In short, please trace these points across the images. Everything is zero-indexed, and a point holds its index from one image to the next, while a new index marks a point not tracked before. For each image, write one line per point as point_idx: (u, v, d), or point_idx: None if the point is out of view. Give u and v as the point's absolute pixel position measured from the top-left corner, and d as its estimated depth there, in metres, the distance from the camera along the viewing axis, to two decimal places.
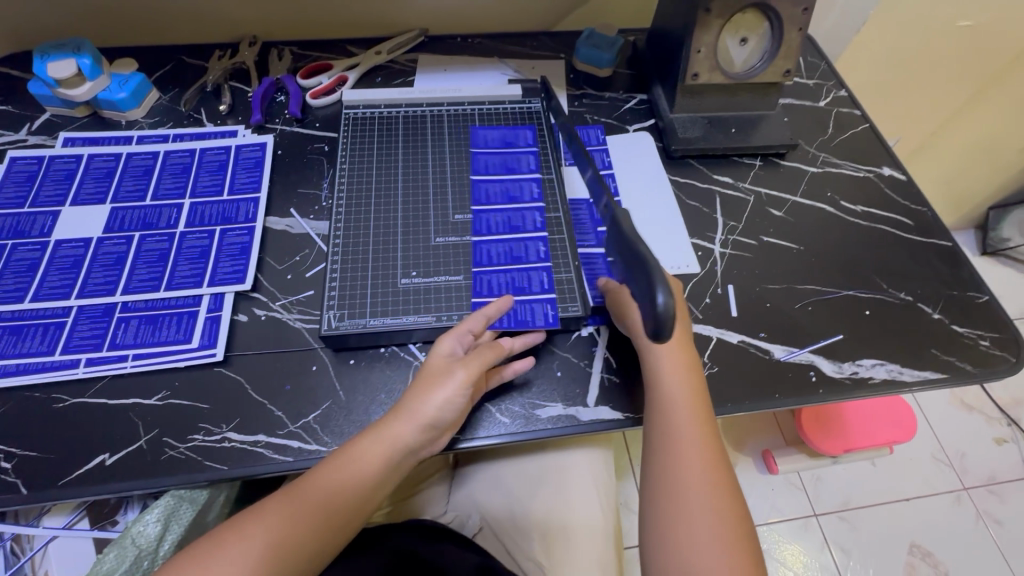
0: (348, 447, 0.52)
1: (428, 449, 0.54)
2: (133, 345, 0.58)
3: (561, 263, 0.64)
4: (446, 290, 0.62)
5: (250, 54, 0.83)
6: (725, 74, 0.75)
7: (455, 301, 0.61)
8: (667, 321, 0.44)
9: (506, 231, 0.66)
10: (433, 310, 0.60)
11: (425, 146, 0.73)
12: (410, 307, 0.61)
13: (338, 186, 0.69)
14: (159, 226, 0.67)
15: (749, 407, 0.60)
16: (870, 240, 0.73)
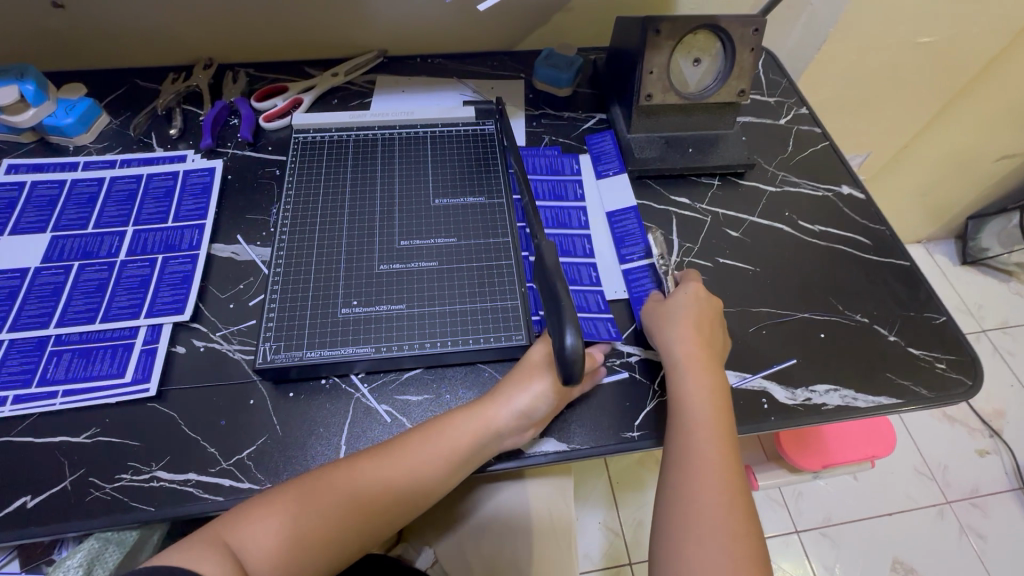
0: (424, 445, 0.53)
1: (515, 440, 0.55)
2: (64, 381, 0.57)
3: (505, 289, 0.63)
4: (388, 320, 0.61)
5: (204, 76, 0.83)
6: (679, 95, 0.74)
7: (397, 329, 0.60)
8: (574, 364, 0.44)
9: (452, 257, 0.66)
10: (372, 341, 0.59)
11: (376, 171, 0.73)
12: (349, 338, 0.59)
13: (284, 213, 0.68)
14: (100, 255, 0.65)
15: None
16: (827, 261, 0.72)
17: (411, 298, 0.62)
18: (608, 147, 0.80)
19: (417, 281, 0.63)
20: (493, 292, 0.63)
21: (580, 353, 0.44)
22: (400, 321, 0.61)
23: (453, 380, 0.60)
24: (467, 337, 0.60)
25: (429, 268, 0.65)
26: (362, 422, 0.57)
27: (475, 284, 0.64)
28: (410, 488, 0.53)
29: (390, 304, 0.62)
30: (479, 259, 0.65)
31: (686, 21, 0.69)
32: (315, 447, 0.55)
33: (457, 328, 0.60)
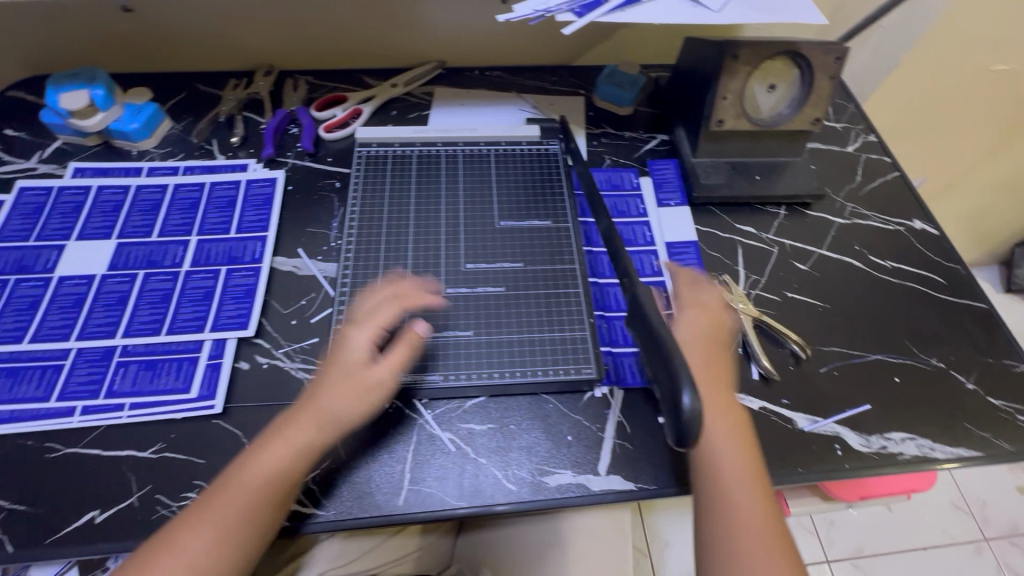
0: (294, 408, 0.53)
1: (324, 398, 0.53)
2: (131, 393, 0.56)
3: (575, 320, 0.62)
4: (455, 346, 0.60)
5: (265, 84, 0.82)
6: (751, 121, 0.72)
7: (465, 357, 0.59)
8: (694, 426, 0.44)
9: (517, 282, 0.65)
10: (439, 369, 0.58)
11: (440, 189, 0.72)
12: (414, 363, 0.59)
13: (348, 230, 0.68)
14: (165, 264, 0.65)
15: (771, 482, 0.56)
16: (899, 300, 0.70)
17: (479, 325, 0.61)
18: (670, 173, 0.78)
19: (483, 307, 0.63)
20: (560, 322, 0.62)
21: (700, 414, 0.45)
22: (465, 348, 0.60)
23: (518, 411, 0.59)
24: (536, 368, 0.59)
25: (495, 295, 0.64)
26: (425, 450, 0.56)
27: (542, 315, 0.62)
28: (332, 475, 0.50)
29: (456, 331, 0.61)
30: (546, 287, 0.64)
31: (766, 46, 0.66)
32: (378, 474, 0.54)
33: (528, 360, 0.60)
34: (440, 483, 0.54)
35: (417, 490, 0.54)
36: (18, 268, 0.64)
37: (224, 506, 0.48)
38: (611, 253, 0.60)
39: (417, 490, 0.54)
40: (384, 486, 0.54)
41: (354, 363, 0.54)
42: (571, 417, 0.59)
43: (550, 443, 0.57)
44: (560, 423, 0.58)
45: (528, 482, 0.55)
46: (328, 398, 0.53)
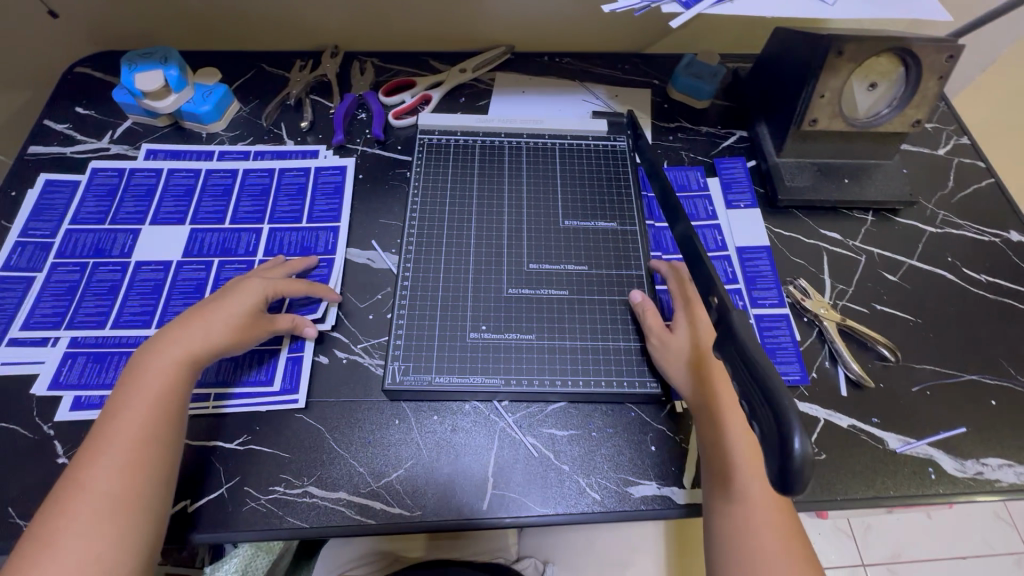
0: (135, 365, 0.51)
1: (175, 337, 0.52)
2: (215, 383, 0.56)
3: (638, 331, 0.60)
4: (517, 351, 0.58)
5: (332, 66, 0.81)
6: (847, 122, 0.68)
7: (530, 363, 0.58)
8: (803, 478, 0.30)
9: (593, 288, 0.62)
10: (502, 372, 0.57)
11: (501, 184, 0.69)
12: (477, 366, 0.57)
13: (411, 225, 0.66)
14: (239, 252, 0.65)
15: (861, 502, 0.55)
16: (994, 317, 0.66)
17: (541, 329, 0.60)
18: (740, 173, 0.75)
19: (540, 308, 0.61)
20: (624, 332, 0.60)
21: (813, 458, 0.31)
22: (524, 349, 0.58)
23: (599, 418, 0.57)
24: (609, 378, 0.58)
25: (552, 296, 0.62)
26: (508, 454, 0.55)
27: (607, 324, 0.60)
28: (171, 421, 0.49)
29: (519, 333, 0.59)
30: (609, 292, 0.62)
31: (875, 42, 0.62)
32: (461, 476, 0.54)
33: (591, 368, 0.58)
34: (523, 488, 0.54)
35: (500, 494, 0.53)
36: (96, 252, 0.64)
37: (114, 473, 0.45)
38: (690, 260, 0.51)
39: (500, 495, 0.53)
40: (468, 488, 0.54)
41: (233, 309, 0.54)
42: (654, 427, 0.57)
43: (633, 452, 0.56)
44: (643, 432, 0.57)
45: (613, 491, 0.54)
46: (191, 338, 0.52)
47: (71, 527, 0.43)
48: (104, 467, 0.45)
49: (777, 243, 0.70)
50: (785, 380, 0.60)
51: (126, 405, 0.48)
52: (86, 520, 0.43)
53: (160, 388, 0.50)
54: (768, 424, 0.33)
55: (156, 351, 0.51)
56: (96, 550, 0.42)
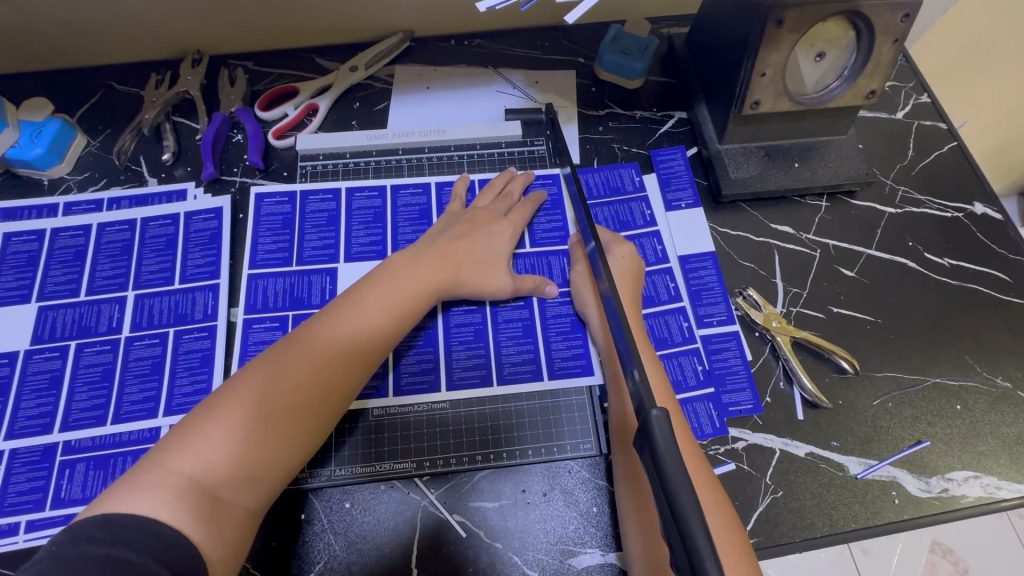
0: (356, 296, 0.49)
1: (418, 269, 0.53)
2: (82, 501, 0.48)
3: (570, 382, 0.55)
4: (449, 361, 0.55)
5: (194, 78, 0.67)
6: (793, 99, 0.59)
7: (462, 381, 0.54)
8: None
9: (516, 329, 0.56)
10: (413, 454, 0.51)
11: (401, 178, 0.63)
12: (387, 441, 0.52)
13: (308, 243, 0.59)
14: (99, 330, 0.55)
15: (825, 542, 0.50)
16: (958, 306, 0.61)
17: (465, 340, 0.56)
18: (680, 165, 0.66)
19: (462, 316, 0.57)
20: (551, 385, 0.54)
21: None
22: (453, 364, 0.55)
23: (533, 480, 0.51)
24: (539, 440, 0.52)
25: (470, 311, 0.57)
26: (432, 539, 0.49)
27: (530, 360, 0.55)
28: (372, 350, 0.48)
29: (435, 358, 0.55)
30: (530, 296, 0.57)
31: (819, 7, 0.51)
32: (380, 571, 0.48)
33: (516, 435, 0.53)
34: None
35: None
36: None
37: (298, 381, 0.44)
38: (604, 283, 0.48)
39: None
40: None
41: (496, 250, 0.57)
42: (594, 484, 0.51)
43: (573, 517, 0.50)
44: (583, 492, 0.51)
45: (552, 568, 0.48)
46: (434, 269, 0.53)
47: (212, 431, 0.40)
48: (255, 376, 0.43)
49: (722, 245, 0.63)
50: (738, 412, 0.54)
51: (352, 319, 0.47)
52: (233, 426, 0.41)
53: (405, 300, 0.50)
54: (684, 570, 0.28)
55: (398, 273, 0.51)
56: (240, 461, 0.40)
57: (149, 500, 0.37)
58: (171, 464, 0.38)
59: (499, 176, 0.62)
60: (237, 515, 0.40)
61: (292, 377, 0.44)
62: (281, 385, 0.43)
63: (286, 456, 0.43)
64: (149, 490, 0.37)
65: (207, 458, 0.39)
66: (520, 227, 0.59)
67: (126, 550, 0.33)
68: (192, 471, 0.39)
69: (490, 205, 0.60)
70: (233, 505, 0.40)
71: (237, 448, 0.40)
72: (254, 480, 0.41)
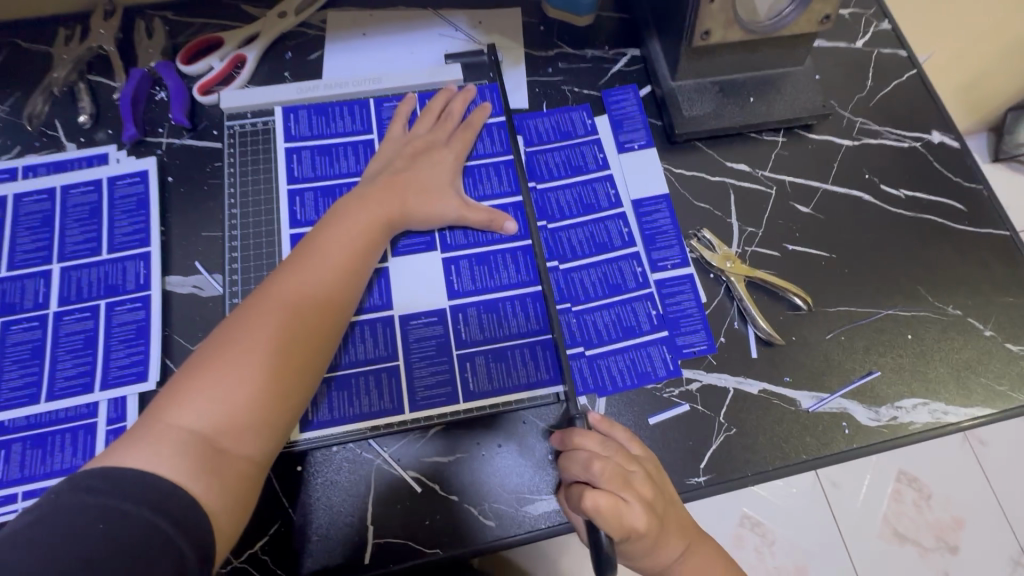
0: (318, 236, 0.49)
1: (377, 205, 0.52)
2: (21, 480, 0.47)
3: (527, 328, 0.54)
4: (402, 328, 0.53)
5: (106, 31, 0.62)
6: (745, 28, 0.55)
7: (413, 336, 0.52)
8: None
9: (464, 239, 0.56)
10: (369, 417, 0.50)
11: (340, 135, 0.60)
12: (335, 406, 0.50)
13: (245, 212, 0.56)
14: (25, 306, 0.52)
15: (711, 490, 0.50)
16: (912, 238, 0.60)
17: (415, 294, 0.54)
18: (632, 105, 0.63)
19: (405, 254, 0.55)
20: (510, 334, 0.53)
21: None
22: (398, 280, 0.54)
23: (490, 432, 0.51)
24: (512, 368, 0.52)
25: (418, 236, 0.56)
26: (387, 495, 0.49)
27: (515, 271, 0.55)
28: (348, 286, 0.48)
29: (385, 281, 0.54)
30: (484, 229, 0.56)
31: None
32: (340, 533, 0.48)
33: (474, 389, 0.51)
34: (408, 529, 0.48)
35: (382, 543, 0.48)
36: None
37: (274, 327, 0.43)
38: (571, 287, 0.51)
39: (383, 542, 0.48)
40: (344, 543, 0.47)
41: (440, 177, 0.56)
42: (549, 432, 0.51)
43: (532, 467, 0.50)
44: (541, 442, 0.51)
45: (508, 516, 0.49)
46: (389, 201, 0.52)
47: (203, 388, 0.39)
48: (236, 328, 0.42)
49: (677, 187, 0.61)
50: (691, 353, 0.54)
51: (311, 272, 0.46)
52: (224, 379, 0.40)
53: (369, 231, 0.51)
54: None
55: (351, 211, 0.51)
56: (241, 409, 0.40)
57: (151, 457, 0.36)
58: (170, 422, 0.38)
59: (439, 95, 0.60)
60: (242, 465, 0.39)
61: (272, 321, 0.43)
62: (257, 329, 0.42)
63: (286, 403, 0.42)
64: (150, 446, 0.37)
65: (206, 411, 0.39)
66: (462, 154, 0.58)
67: (125, 502, 0.32)
68: (192, 425, 0.38)
69: (429, 132, 0.58)
70: (236, 455, 0.39)
71: (247, 396, 0.40)
72: (255, 432, 0.40)
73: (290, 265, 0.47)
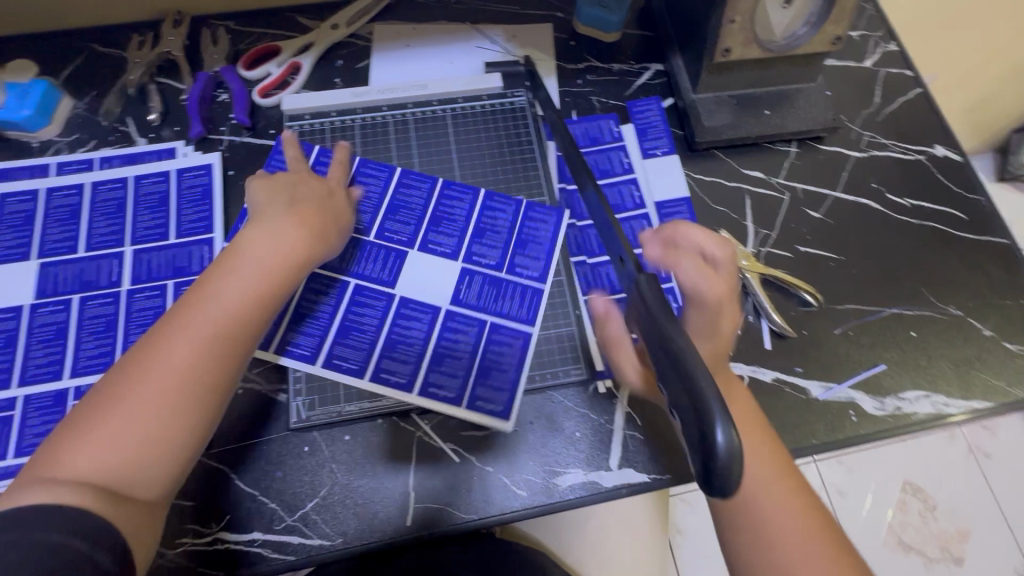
0: (217, 273, 0.47)
1: (273, 240, 0.49)
2: None
3: (559, 315, 0.59)
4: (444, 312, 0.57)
5: (176, 38, 0.68)
6: (762, 47, 0.60)
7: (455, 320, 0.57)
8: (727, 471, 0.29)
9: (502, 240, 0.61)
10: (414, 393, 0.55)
11: (387, 137, 0.65)
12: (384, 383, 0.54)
13: None
14: (100, 284, 0.57)
15: None
16: (916, 243, 0.65)
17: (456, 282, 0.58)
18: (656, 115, 0.68)
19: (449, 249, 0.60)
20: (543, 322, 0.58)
21: (737, 450, 0.30)
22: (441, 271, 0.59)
23: (522, 410, 0.55)
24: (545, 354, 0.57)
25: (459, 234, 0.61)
26: (427, 463, 0.53)
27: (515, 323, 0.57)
28: (257, 320, 0.46)
29: (430, 270, 0.59)
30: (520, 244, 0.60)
31: None
32: (384, 496, 0.52)
33: (509, 371, 0.55)
34: (446, 495, 0.52)
35: (423, 507, 0.52)
36: None
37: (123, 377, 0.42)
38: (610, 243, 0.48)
39: (423, 507, 0.52)
40: (388, 506, 0.51)
41: (410, 244, 0.56)
42: (577, 412, 0.55)
43: (561, 443, 0.54)
44: (570, 420, 0.55)
45: (539, 487, 0.53)
46: (266, 238, 0.49)
47: (99, 436, 0.39)
48: (132, 372, 0.42)
49: (697, 191, 0.66)
50: None
51: (204, 311, 0.44)
52: (109, 430, 0.40)
53: (251, 267, 0.47)
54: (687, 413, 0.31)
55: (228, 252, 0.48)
56: (127, 455, 0.40)
57: (38, 500, 0.36)
58: (58, 472, 0.38)
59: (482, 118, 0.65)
60: (142, 505, 0.40)
61: (123, 369, 0.42)
62: (117, 377, 0.42)
63: (200, 440, 0.42)
64: (39, 493, 0.37)
65: (100, 458, 0.39)
66: (452, 240, 0.59)
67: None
68: (82, 473, 0.38)
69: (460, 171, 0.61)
70: (133, 497, 0.39)
71: (142, 439, 0.40)
72: (145, 475, 0.40)
73: (176, 307, 0.45)
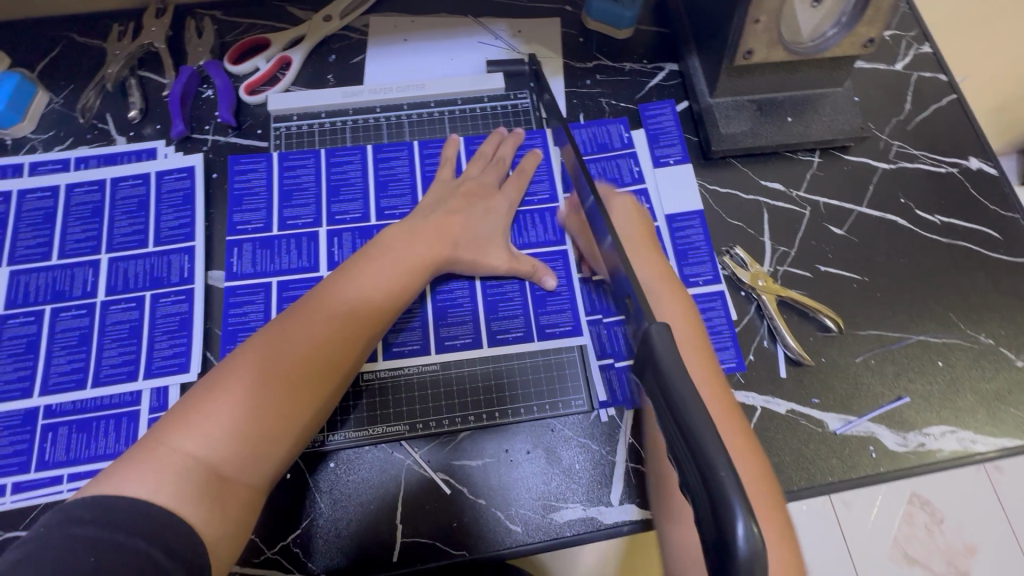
0: (356, 266, 0.48)
1: (407, 244, 0.51)
2: (66, 463, 0.48)
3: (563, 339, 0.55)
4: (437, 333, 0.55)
5: (158, 29, 0.63)
6: (788, 49, 0.55)
7: (448, 342, 0.54)
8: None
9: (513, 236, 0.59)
10: (406, 419, 0.52)
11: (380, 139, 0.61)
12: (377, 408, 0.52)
13: (288, 212, 0.58)
14: (73, 294, 0.54)
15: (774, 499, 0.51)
16: (946, 264, 0.60)
17: (453, 304, 0.56)
18: (669, 120, 0.64)
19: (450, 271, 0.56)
20: (543, 345, 0.55)
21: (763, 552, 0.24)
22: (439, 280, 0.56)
23: (519, 440, 0.52)
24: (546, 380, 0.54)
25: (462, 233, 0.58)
26: (416, 495, 0.50)
27: (558, 315, 0.56)
28: (383, 319, 0.47)
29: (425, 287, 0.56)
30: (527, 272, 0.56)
31: None
32: (369, 529, 0.49)
33: (509, 395, 0.53)
34: (436, 530, 0.49)
35: (410, 542, 0.49)
36: None
37: (270, 354, 0.41)
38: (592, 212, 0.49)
39: (411, 542, 0.49)
40: (373, 539, 0.48)
41: (490, 220, 0.56)
42: (577, 442, 0.52)
43: (559, 477, 0.51)
44: (569, 452, 0.52)
45: (534, 523, 0.49)
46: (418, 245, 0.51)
47: (218, 407, 0.38)
48: (261, 347, 0.41)
49: (711, 204, 0.61)
50: None
51: (334, 307, 0.44)
52: (233, 402, 0.39)
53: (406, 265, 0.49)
54: (702, 500, 0.25)
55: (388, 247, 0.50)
56: (243, 434, 0.38)
57: (150, 480, 0.34)
58: (175, 444, 0.36)
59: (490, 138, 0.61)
60: (243, 492, 0.38)
61: (258, 346, 0.41)
62: (247, 354, 0.41)
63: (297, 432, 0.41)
64: (149, 470, 0.35)
65: (216, 437, 0.37)
66: (514, 195, 0.59)
67: (116, 532, 0.31)
68: (199, 450, 0.37)
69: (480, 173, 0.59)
70: (237, 482, 0.38)
71: (266, 415, 0.39)
72: (256, 459, 0.39)
73: (318, 292, 0.45)
